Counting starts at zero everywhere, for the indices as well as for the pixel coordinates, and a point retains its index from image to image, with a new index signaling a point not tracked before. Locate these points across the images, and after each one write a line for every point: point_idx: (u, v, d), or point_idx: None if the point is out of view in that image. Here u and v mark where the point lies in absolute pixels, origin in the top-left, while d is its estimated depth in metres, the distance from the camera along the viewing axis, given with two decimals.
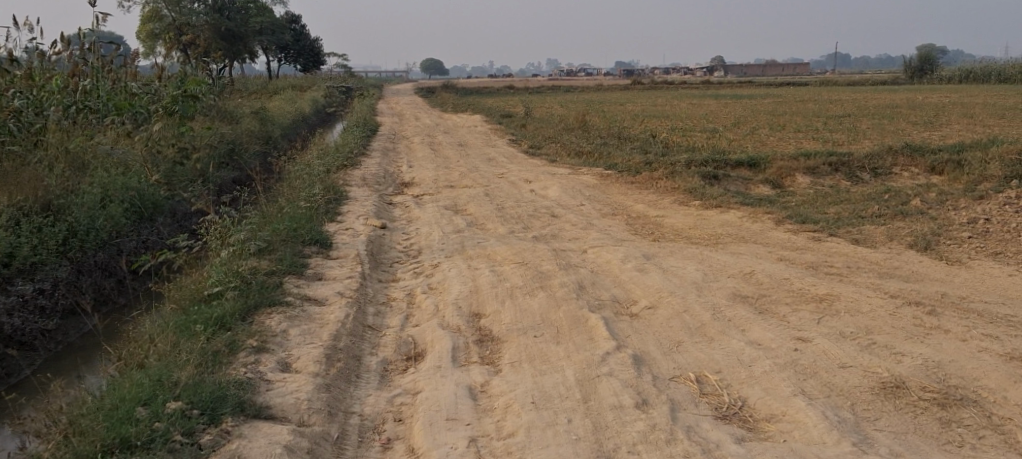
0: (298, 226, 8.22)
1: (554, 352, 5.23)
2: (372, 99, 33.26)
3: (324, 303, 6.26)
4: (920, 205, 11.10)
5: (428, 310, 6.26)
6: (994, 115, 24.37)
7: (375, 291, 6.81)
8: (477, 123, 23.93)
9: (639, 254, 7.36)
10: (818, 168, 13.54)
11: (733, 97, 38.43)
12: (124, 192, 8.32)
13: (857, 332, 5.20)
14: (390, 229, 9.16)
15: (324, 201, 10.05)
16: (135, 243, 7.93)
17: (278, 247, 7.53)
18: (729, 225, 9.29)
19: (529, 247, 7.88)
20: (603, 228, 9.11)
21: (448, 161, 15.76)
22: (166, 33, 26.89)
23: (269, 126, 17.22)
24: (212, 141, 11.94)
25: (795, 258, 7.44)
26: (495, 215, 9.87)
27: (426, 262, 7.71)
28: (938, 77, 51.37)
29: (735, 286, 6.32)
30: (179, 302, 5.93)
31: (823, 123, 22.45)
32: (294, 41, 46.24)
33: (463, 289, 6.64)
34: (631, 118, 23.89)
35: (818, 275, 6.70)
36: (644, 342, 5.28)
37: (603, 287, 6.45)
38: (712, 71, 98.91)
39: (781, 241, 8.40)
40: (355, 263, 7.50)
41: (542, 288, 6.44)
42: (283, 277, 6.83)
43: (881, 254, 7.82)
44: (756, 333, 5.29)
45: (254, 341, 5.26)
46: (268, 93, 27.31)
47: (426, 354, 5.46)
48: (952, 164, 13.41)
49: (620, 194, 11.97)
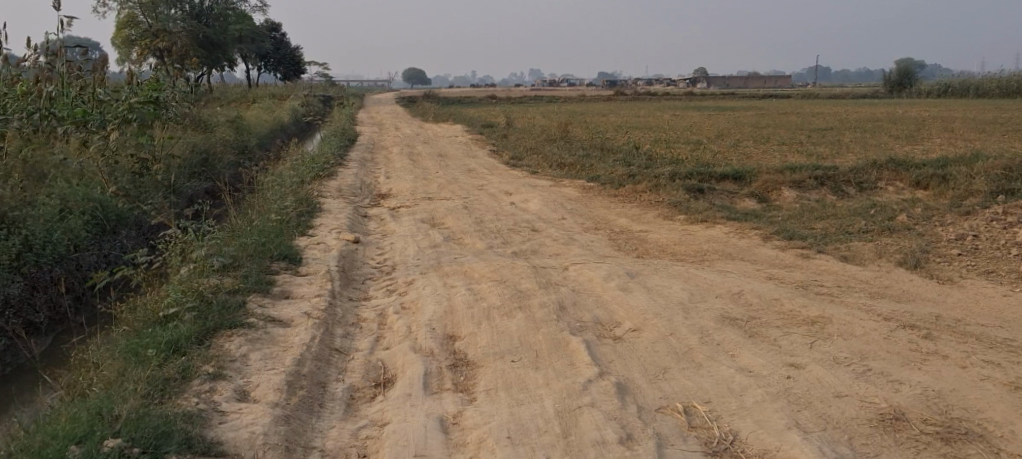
0: (266, 241, 7.86)
1: (533, 379, 4.91)
2: (352, 108, 32.91)
3: (289, 324, 5.91)
4: (907, 220, 10.91)
5: (399, 332, 5.92)
6: (974, 130, 24.43)
7: (345, 311, 6.45)
8: (458, 133, 23.64)
9: (622, 272, 7.07)
10: (803, 181, 13.35)
11: (714, 109, 38.43)
12: (85, 203, 7.89)
13: (853, 357, 4.91)
14: (364, 243, 8.81)
15: (296, 214, 9.69)
16: (96, 258, 7.50)
17: (244, 264, 7.16)
18: (715, 241, 9.03)
19: (508, 263, 7.56)
20: (585, 243, 8.81)
21: (427, 173, 15.44)
22: (143, 40, 25.51)
23: (245, 135, 16.81)
24: (180, 151, 11.53)
25: (784, 277, 7.17)
26: (473, 229, 9.55)
27: (399, 280, 7.37)
28: (917, 90, 51.76)
29: (723, 307, 6.03)
30: (132, 324, 5.59)
31: (805, 136, 22.36)
32: (274, 49, 45.75)
33: (437, 309, 6.30)
34: (613, 130, 23.69)
35: (808, 295, 6.44)
36: (628, 368, 4.97)
37: (584, 308, 6.14)
38: (693, 83, 99.32)
39: (768, 258, 8.14)
40: (325, 281, 7.14)
41: (520, 309, 6.11)
42: (247, 295, 6.47)
43: (871, 272, 7.58)
44: (746, 359, 4.99)
45: (210, 367, 4.91)
46: (247, 102, 26.93)
47: (396, 380, 5.12)
48: (938, 178, 13.27)
49: (603, 207, 11.69)
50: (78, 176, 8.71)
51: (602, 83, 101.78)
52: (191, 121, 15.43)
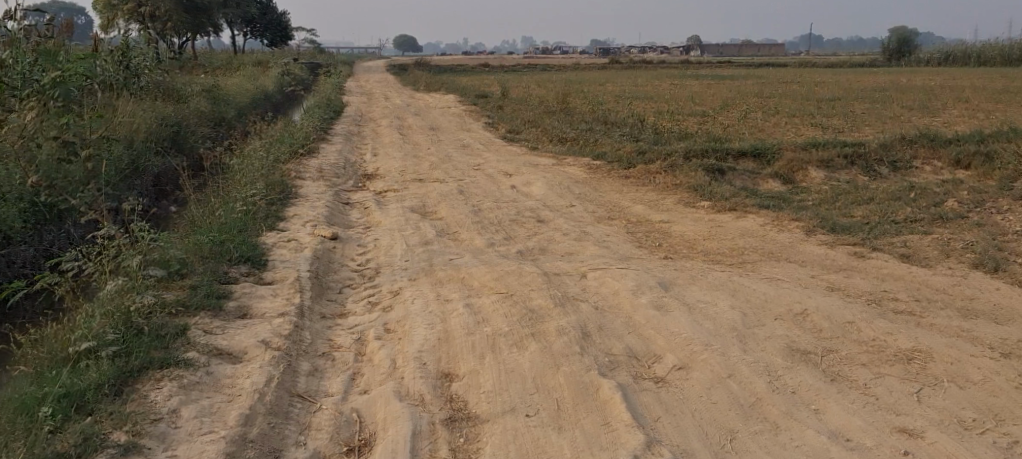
0: (224, 240, 6.58)
1: (558, 451, 3.81)
2: (339, 77, 31.29)
3: (240, 359, 4.66)
4: (958, 205, 9.68)
5: (382, 368, 4.68)
6: (990, 100, 23.04)
7: (314, 335, 5.19)
8: (450, 104, 22.16)
9: (653, 282, 5.81)
10: (832, 160, 12.04)
11: (712, 77, 36.97)
12: (24, 187, 6.53)
13: (980, 420, 3.84)
14: (343, 239, 7.53)
15: (266, 202, 8.37)
16: (32, 254, 6.19)
17: (193, 272, 5.91)
18: (751, 235, 7.77)
19: (514, 269, 6.29)
20: (601, 239, 7.52)
21: (417, 149, 14.12)
22: (125, 4, 23.23)
23: (222, 106, 15.38)
24: (144, 124, 10.21)
25: (848, 286, 5.93)
26: (470, 220, 8.29)
27: (383, 289, 6.12)
28: (916, 58, 50.08)
29: (788, 335, 4.80)
30: (37, 362, 4.34)
31: (816, 107, 20.95)
32: (261, 14, 43.74)
33: (429, 335, 5.04)
34: (613, 100, 22.30)
35: (885, 314, 5.18)
36: (684, 432, 3.88)
37: (613, 335, 4.91)
38: (687, 50, 97.66)
39: (819, 258, 6.90)
40: (291, 293, 5.86)
41: (534, 337, 4.89)
42: (192, 318, 5.21)
43: (946, 277, 6.35)
44: (837, 419, 3.87)
45: (122, 436, 3.75)
46: (231, 69, 25.34)
47: (375, 445, 3.95)
48: (981, 156, 11.93)
49: (615, 191, 10.42)
50: (19, 129, 7.32)
51: (594, 50, 99.61)
52: (163, 93, 14.02)
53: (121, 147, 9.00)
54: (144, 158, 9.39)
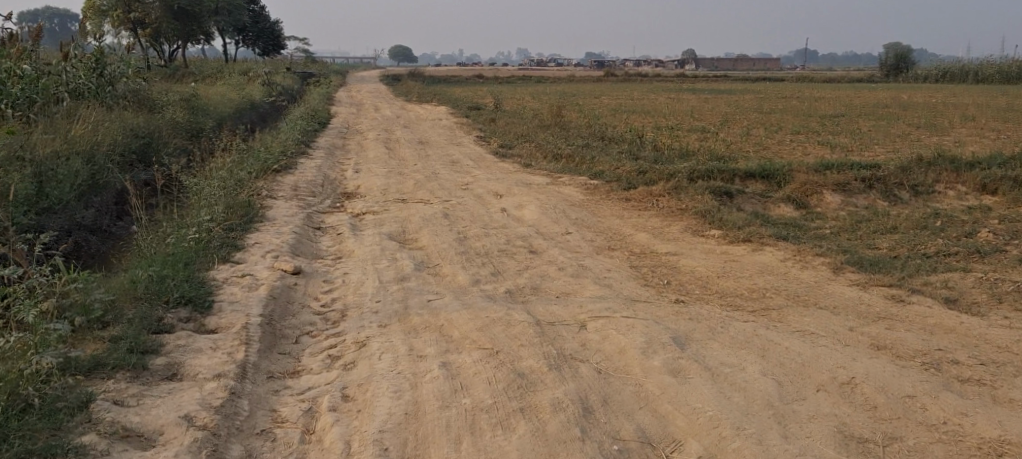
0: (167, 275, 5.56)
1: None
2: (329, 88, 30.27)
3: (154, 443, 3.73)
4: (993, 237, 8.77)
5: (332, 454, 3.76)
6: (998, 119, 22.21)
7: (254, 404, 4.22)
8: (441, 116, 21.20)
9: (667, 338, 4.86)
10: (850, 184, 11.06)
11: (708, 92, 36.11)
12: None
13: None
14: (308, 273, 6.55)
15: (224, 228, 7.38)
16: None
17: (120, 319, 4.91)
18: (771, 272, 6.84)
19: (501, 315, 5.34)
20: (602, 275, 6.58)
21: (402, 165, 13.20)
22: (115, 11, 21.96)
23: (201, 115, 14.38)
24: (109, 136, 9.24)
25: (896, 341, 5.02)
26: (454, 250, 7.36)
27: (347, 338, 5.15)
28: (913, 75, 49.30)
29: (837, 413, 3.97)
30: None
31: (820, 124, 20.10)
32: (253, 23, 42.41)
33: (394, 407, 4.11)
34: (610, 115, 21.38)
35: (951, 384, 4.33)
36: None
37: (621, 412, 4.00)
38: (682, 64, 97.14)
39: (853, 303, 5.99)
40: (234, 345, 4.88)
41: (523, 414, 3.98)
42: (105, 382, 4.22)
43: (1006, 329, 5.44)
44: None
45: None
46: (219, 79, 24.16)
47: None
48: (1009, 181, 11.06)
49: (614, 215, 9.49)
50: None
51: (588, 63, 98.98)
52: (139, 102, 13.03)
53: (80, 160, 8.01)
54: (106, 173, 8.42)
